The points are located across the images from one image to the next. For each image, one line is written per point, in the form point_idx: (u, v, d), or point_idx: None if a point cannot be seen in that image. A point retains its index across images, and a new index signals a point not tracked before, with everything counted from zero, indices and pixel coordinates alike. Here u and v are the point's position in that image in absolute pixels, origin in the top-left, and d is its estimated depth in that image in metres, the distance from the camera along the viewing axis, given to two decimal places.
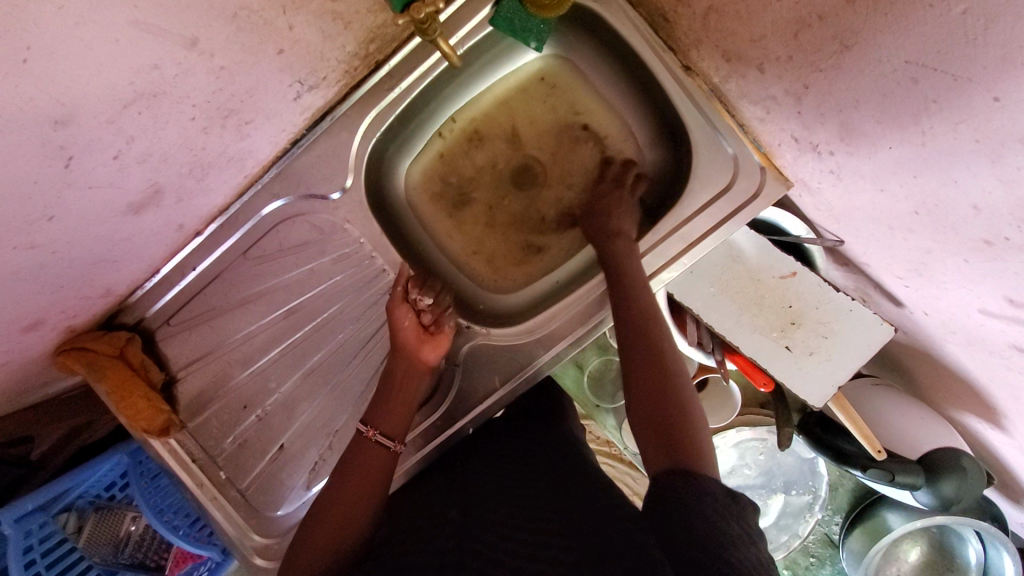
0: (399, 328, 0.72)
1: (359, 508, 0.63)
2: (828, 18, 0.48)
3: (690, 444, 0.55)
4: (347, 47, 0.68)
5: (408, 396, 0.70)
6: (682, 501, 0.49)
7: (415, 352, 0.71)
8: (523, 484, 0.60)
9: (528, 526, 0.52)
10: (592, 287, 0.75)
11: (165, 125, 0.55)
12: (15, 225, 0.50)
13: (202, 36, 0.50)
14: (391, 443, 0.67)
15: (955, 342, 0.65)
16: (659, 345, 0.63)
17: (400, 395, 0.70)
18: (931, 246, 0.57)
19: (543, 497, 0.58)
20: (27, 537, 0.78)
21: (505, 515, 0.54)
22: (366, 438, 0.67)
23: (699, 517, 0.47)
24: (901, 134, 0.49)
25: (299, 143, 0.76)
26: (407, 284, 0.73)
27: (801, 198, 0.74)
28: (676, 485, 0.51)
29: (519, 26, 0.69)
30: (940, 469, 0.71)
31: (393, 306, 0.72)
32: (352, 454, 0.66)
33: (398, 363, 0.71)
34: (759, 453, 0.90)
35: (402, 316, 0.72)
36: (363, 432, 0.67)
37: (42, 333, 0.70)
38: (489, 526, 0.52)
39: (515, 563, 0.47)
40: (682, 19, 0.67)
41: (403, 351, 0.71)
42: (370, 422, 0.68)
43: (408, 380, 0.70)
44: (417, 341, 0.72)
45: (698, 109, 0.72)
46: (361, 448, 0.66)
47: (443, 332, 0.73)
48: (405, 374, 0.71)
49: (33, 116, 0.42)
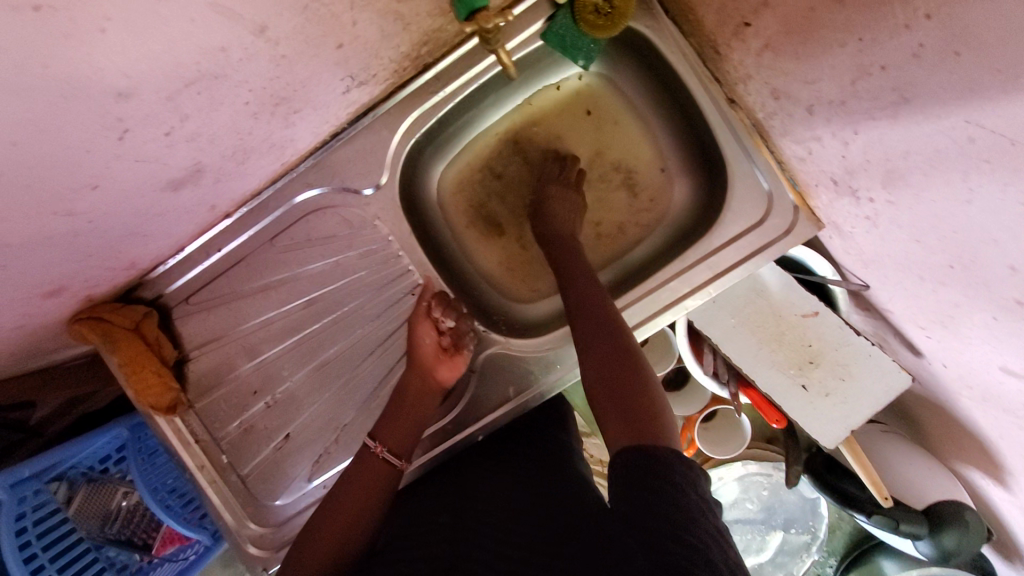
0: (418, 346, 0.72)
1: (354, 530, 0.62)
2: (891, 68, 0.47)
3: (654, 419, 0.56)
4: (401, 48, 0.66)
5: (418, 412, 0.71)
6: (648, 483, 0.50)
7: (431, 370, 0.71)
8: (515, 513, 0.57)
9: (525, 534, 0.52)
10: (534, 345, 0.77)
11: (219, 106, 0.54)
12: (61, 191, 0.50)
13: (271, 25, 0.49)
14: (398, 461, 0.68)
15: (970, 397, 0.66)
16: (619, 331, 0.65)
17: (410, 411, 0.71)
18: (960, 299, 0.57)
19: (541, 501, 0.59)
20: (21, 504, 0.77)
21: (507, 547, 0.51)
22: (374, 454, 0.68)
23: (661, 499, 0.48)
24: (947, 190, 0.49)
25: (339, 136, 0.76)
26: (432, 301, 0.74)
27: (830, 239, 0.74)
28: (632, 474, 0.51)
29: (569, 43, 0.71)
30: (942, 522, 0.71)
31: (416, 322, 0.73)
32: (357, 466, 0.67)
33: (414, 379, 0.71)
34: (763, 488, 0.88)
35: (424, 334, 0.72)
36: (370, 448, 0.68)
37: (63, 299, 0.70)
38: (482, 530, 0.54)
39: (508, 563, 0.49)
40: (734, 53, 0.65)
41: (419, 367, 0.71)
42: (378, 438, 0.69)
43: (421, 398, 0.71)
44: (434, 360, 0.71)
45: (738, 142, 0.72)
46: (369, 462, 0.67)
47: (461, 353, 0.73)
48: (419, 391, 0.71)
49: (99, 85, 0.42)
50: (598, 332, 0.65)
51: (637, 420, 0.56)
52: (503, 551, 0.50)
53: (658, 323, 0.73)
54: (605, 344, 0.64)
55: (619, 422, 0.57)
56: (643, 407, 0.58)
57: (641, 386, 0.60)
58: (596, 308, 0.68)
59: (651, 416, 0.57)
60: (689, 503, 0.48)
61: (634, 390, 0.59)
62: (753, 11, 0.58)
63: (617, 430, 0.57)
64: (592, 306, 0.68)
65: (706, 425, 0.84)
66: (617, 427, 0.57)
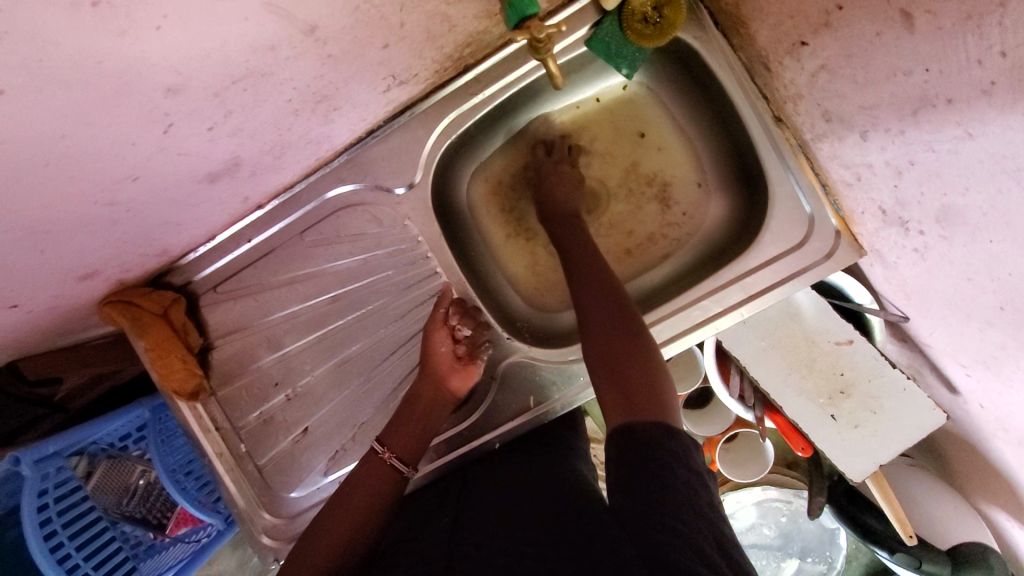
0: (434, 353, 0.71)
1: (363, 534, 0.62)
2: (957, 103, 0.45)
3: (650, 396, 0.55)
4: (444, 49, 0.65)
5: (430, 420, 0.71)
6: (640, 465, 0.49)
7: (444, 379, 0.71)
8: (508, 517, 0.56)
9: (528, 532, 0.53)
10: (555, 354, 0.76)
11: (262, 103, 0.54)
12: (102, 181, 0.50)
13: (321, 25, 0.48)
14: (404, 468, 0.68)
15: (1005, 438, 0.64)
16: (620, 307, 0.64)
17: (422, 418, 0.70)
18: (1008, 342, 0.55)
19: (546, 499, 0.59)
20: (43, 480, 0.79)
21: (507, 546, 0.51)
22: (382, 461, 0.68)
23: (649, 487, 0.47)
24: (1008, 233, 0.47)
25: (374, 134, 0.76)
26: (449, 308, 0.73)
27: (871, 267, 0.72)
28: (625, 458, 0.51)
29: (614, 51, 0.69)
30: (965, 563, 0.69)
31: (432, 328, 0.72)
32: (375, 467, 0.67)
33: (426, 387, 0.71)
34: (782, 515, 0.86)
35: (440, 341, 0.71)
36: (379, 453, 0.68)
37: (95, 283, 0.71)
38: (485, 532, 0.55)
39: (507, 562, 0.49)
40: (787, 71, 0.63)
41: (433, 374, 0.71)
42: (386, 443, 0.69)
43: (433, 404, 0.71)
44: (448, 369, 0.71)
45: (782, 161, 0.70)
46: (378, 467, 0.67)
47: (476, 363, 0.73)
48: (432, 400, 0.71)
49: (149, 81, 0.42)
50: (596, 309, 0.65)
51: (636, 400, 0.55)
52: (504, 549, 0.51)
53: (687, 341, 0.71)
54: (604, 322, 0.63)
55: (614, 399, 0.57)
56: (640, 384, 0.57)
57: (639, 364, 0.59)
58: (597, 284, 0.67)
59: (646, 392, 0.56)
60: (679, 480, 0.47)
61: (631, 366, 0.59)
62: (812, 30, 0.56)
63: (611, 408, 0.57)
64: (593, 284, 0.67)
65: (727, 446, 0.83)
66: (614, 404, 0.56)
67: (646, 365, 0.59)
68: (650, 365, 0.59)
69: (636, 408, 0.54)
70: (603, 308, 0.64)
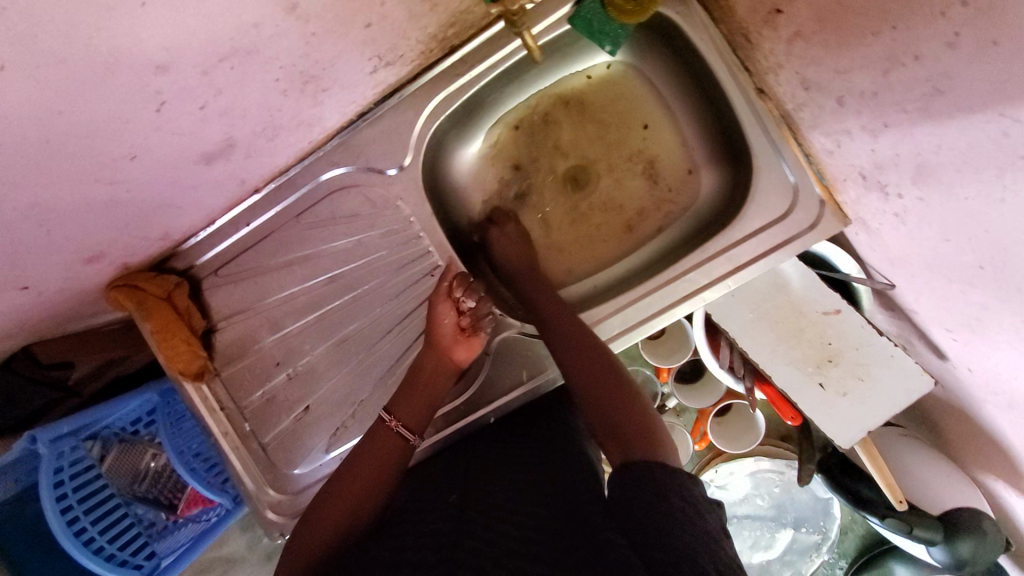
0: (438, 325, 0.73)
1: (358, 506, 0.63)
2: (925, 59, 0.46)
3: (646, 438, 0.58)
4: (428, 29, 0.67)
5: (431, 393, 0.72)
6: (635, 496, 0.51)
7: (447, 351, 0.73)
8: (511, 496, 0.58)
9: (531, 520, 0.53)
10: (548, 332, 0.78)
11: (250, 82, 0.56)
12: (101, 159, 0.53)
13: (302, 2, 0.50)
14: (411, 437, 0.70)
15: (996, 404, 0.64)
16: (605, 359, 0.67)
17: (425, 389, 0.72)
18: (990, 302, 0.55)
19: (548, 487, 0.59)
20: (58, 458, 0.83)
21: (511, 531, 0.52)
22: (388, 428, 0.70)
23: (650, 506, 0.50)
24: (982, 187, 0.47)
25: (365, 117, 0.78)
26: (453, 281, 0.75)
27: (857, 236, 0.73)
28: (622, 488, 0.53)
29: (596, 28, 0.71)
30: (958, 529, 0.69)
31: (436, 301, 0.74)
32: (372, 438, 0.69)
33: (430, 360, 0.73)
34: (776, 485, 0.87)
35: (444, 313, 0.73)
36: (386, 421, 0.70)
37: (101, 266, 0.74)
38: (490, 511, 0.55)
39: (513, 548, 0.49)
40: (765, 41, 0.64)
41: (437, 346, 0.73)
42: (393, 412, 0.71)
43: (437, 375, 0.73)
44: (451, 341, 0.73)
45: (765, 132, 0.71)
46: (372, 438, 0.69)
47: (479, 335, 0.74)
48: (434, 371, 0.73)
49: (138, 58, 0.44)
50: (584, 353, 0.67)
51: (632, 446, 0.58)
52: (509, 531, 0.52)
53: (676, 313, 0.72)
54: (593, 364, 0.66)
55: (612, 444, 0.60)
56: (634, 427, 0.60)
57: (633, 406, 0.62)
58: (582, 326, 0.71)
59: (640, 434, 0.59)
60: (673, 507, 0.49)
61: (627, 408, 0.62)
62: None
63: (612, 451, 0.60)
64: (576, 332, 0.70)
65: (719, 420, 0.84)
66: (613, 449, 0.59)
67: (641, 414, 0.62)
68: (640, 408, 0.63)
69: (633, 453, 0.57)
70: (586, 355, 0.67)
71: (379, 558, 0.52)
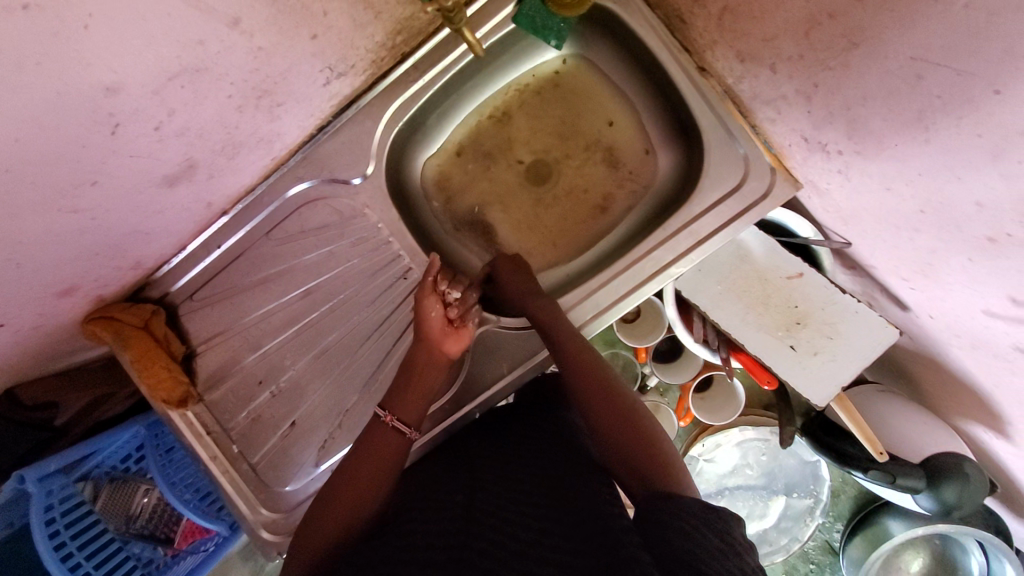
0: (425, 318, 0.74)
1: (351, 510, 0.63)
2: (839, 15, 0.49)
3: (666, 469, 0.59)
4: (376, 37, 0.70)
5: (427, 386, 0.72)
6: (666, 522, 0.50)
7: (437, 343, 0.73)
8: (513, 482, 0.58)
9: (538, 513, 0.53)
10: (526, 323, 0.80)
11: (204, 100, 0.58)
12: (62, 186, 0.54)
13: (244, 16, 0.53)
14: (407, 430, 0.69)
15: (961, 346, 0.65)
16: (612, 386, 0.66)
17: (417, 386, 0.71)
18: (935, 245, 0.57)
19: (552, 476, 0.59)
20: (48, 496, 0.81)
21: (517, 521, 0.51)
22: (384, 423, 0.69)
23: (679, 535, 0.48)
24: (904, 129, 0.50)
25: (325, 130, 0.80)
26: (437, 275, 0.76)
27: (810, 199, 0.75)
28: (658, 512, 0.52)
29: (539, 24, 0.74)
30: (942, 474, 0.71)
31: (422, 296, 0.75)
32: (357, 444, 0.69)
33: (421, 353, 0.73)
34: (763, 453, 0.89)
35: (430, 307, 0.74)
36: (381, 416, 0.69)
37: (75, 299, 0.74)
38: (497, 499, 0.55)
39: (520, 545, 0.48)
40: (698, 20, 0.68)
41: (427, 340, 0.73)
42: (388, 408, 0.70)
43: (428, 370, 0.72)
44: (440, 333, 0.73)
45: (710, 107, 0.73)
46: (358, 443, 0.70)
47: (467, 326, 0.76)
48: (424, 366, 0.72)
49: (87, 81, 0.46)
50: (591, 377, 0.67)
51: (652, 477, 0.59)
52: (516, 520, 0.51)
53: (647, 290, 0.73)
54: (602, 388, 0.66)
55: (633, 478, 0.60)
56: (650, 454, 0.61)
57: (645, 431, 0.63)
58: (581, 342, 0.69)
59: (658, 465, 0.60)
60: (708, 540, 0.48)
61: (640, 434, 0.63)
62: None
63: (632, 484, 0.60)
64: (581, 351, 0.68)
65: (701, 394, 0.86)
66: (634, 483, 0.60)
67: (655, 441, 0.62)
68: (651, 434, 0.63)
69: (656, 485, 0.58)
70: (593, 380, 0.67)
71: (373, 551, 0.53)
